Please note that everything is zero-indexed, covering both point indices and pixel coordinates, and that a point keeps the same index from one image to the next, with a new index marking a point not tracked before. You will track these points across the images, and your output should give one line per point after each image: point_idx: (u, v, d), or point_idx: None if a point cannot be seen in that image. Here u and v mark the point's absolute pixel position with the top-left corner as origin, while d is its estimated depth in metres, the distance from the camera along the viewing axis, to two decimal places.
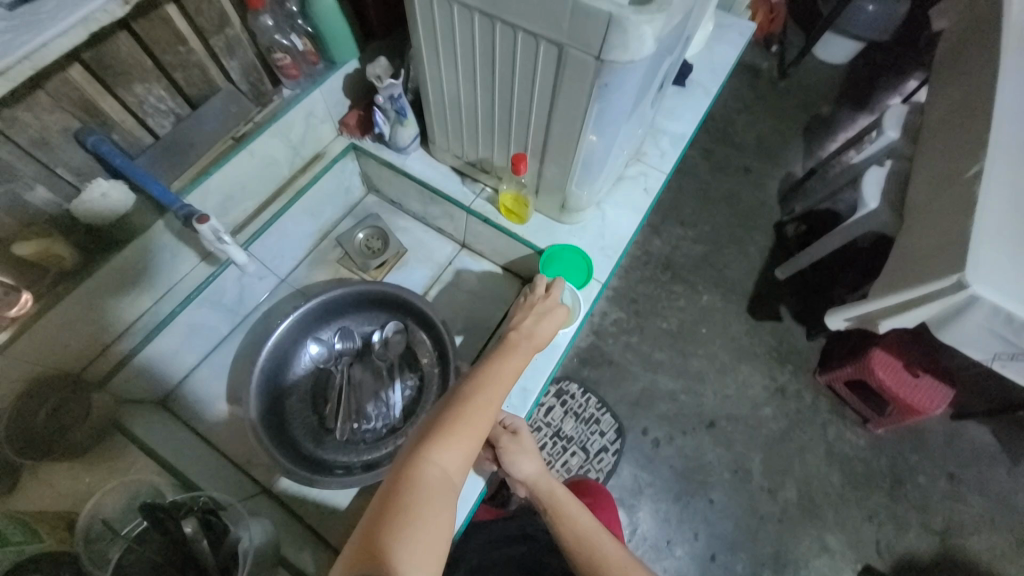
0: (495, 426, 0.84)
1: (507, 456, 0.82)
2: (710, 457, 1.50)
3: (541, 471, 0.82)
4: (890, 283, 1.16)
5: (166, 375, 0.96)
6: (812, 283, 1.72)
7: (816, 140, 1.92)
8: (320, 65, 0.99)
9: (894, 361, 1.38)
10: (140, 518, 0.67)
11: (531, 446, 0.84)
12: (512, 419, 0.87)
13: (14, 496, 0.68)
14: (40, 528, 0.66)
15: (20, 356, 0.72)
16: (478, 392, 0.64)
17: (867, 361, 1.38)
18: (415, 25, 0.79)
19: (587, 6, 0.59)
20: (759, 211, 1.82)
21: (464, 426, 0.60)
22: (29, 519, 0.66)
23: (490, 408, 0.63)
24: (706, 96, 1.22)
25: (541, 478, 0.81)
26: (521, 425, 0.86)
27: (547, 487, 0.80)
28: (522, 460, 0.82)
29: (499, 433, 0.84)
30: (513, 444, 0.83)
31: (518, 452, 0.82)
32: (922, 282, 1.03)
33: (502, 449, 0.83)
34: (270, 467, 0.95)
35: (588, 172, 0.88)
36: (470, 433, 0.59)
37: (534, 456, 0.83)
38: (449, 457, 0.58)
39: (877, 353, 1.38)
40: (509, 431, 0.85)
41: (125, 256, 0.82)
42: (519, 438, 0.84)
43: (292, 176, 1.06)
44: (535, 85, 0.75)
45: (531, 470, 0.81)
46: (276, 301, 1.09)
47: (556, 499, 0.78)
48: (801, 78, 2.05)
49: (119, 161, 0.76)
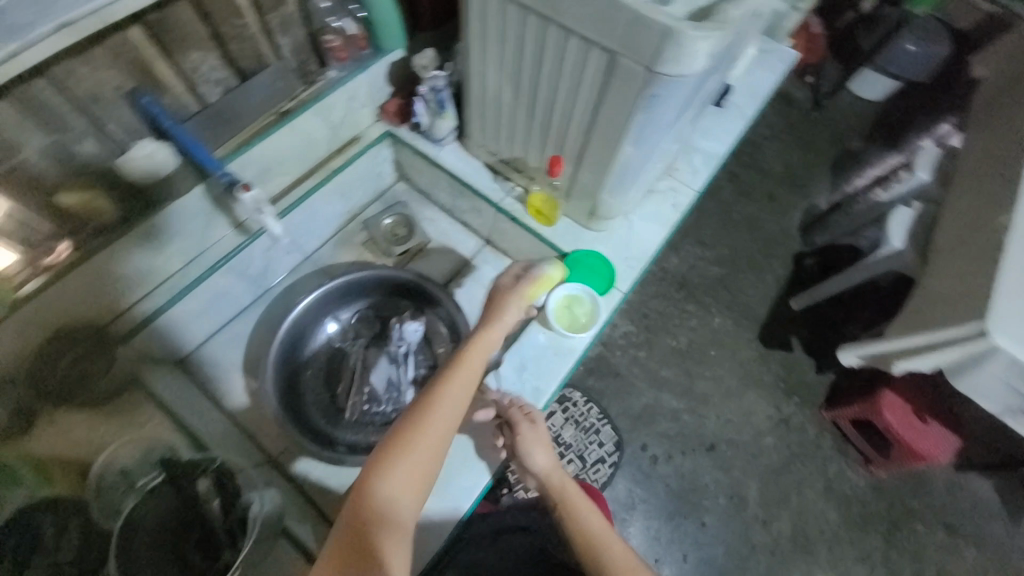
0: (514, 410, 0.84)
1: (524, 443, 0.81)
2: (706, 479, 1.49)
3: (554, 466, 0.81)
4: (910, 324, 1.15)
5: (187, 337, 0.98)
6: (827, 317, 1.70)
7: (843, 174, 1.91)
8: (367, 51, 1.00)
9: (904, 404, 1.36)
10: (156, 473, 0.73)
11: (547, 438, 0.83)
12: (530, 408, 0.86)
13: (32, 438, 0.73)
14: (53, 471, 0.71)
15: (48, 304, 0.75)
16: (424, 415, 0.62)
17: (878, 402, 1.37)
18: (469, 20, 0.80)
19: (644, 16, 0.60)
20: (780, 239, 1.81)
21: (417, 445, 0.59)
22: (44, 461, 0.72)
23: (446, 421, 0.62)
24: (743, 118, 1.22)
25: (554, 472, 0.80)
26: (539, 414, 0.85)
27: (558, 482, 0.79)
28: (537, 450, 0.81)
29: (517, 417, 0.83)
30: (531, 432, 0.82)
31: (535, 441, 0.81)
32: (944, 327, 1.01)
33: (519, 436, 0.82)
34: (278, 438, 0.96)
35: (622, 181, 0.89)
36: (425, 452, 0.59)
37: (548, 450, 0.82)
38: (394, 484, 0.57)
39: (888, 395, 1.37)
40: (526, 418, 0.84)
41: (161, 218, 0.83)
42: (536, 426, 0.83)
43: (328, 157, 1.07)
44: (582, 90, 0.76)
45: (546, 462, 0.81)
46: (298, 278, 1.12)
47: (566, 497, 0.77)
48: (835, 111, 2.03)
49: (169, 123, 0.76)
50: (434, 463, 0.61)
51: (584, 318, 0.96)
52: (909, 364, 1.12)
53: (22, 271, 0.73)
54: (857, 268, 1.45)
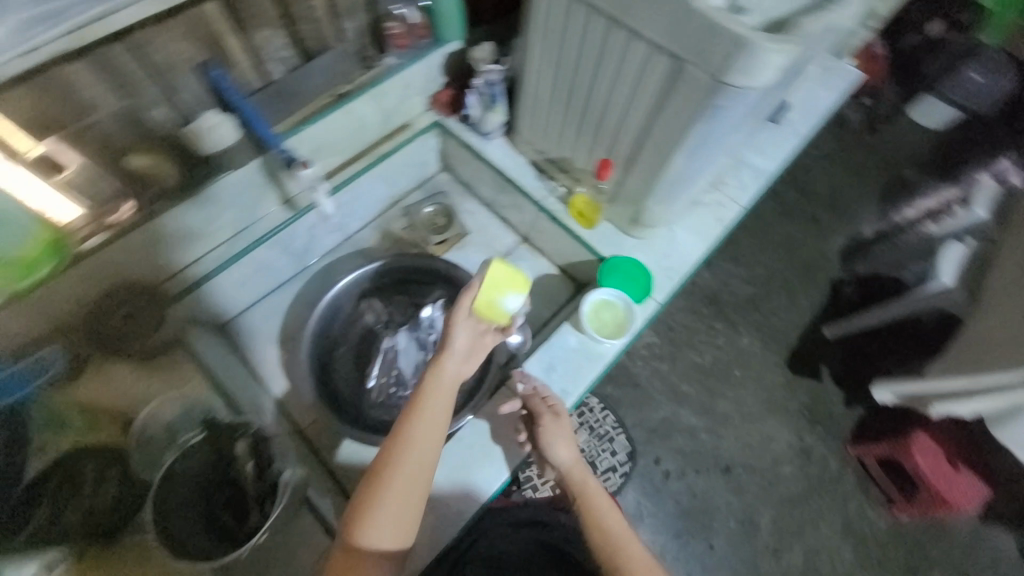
0: (539, 401, 0.85)
1: (546, 436, 0.82)
2: (718, 501, 1.46)
3: (576, 461, 0.82)
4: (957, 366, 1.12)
5: (231, 305, 1.02)
6: (863, 350, 1.61)
7: (892, 203, 1.83)
8: (427, 40, 1.00)
9: (938, 450, 1.30)
10: (197, 431, 0.76)
11: (571, 431, 0.84)
12: (555, 400, 0.86)
13: (80, 384, 0.77)
14: (100, 419, 0.76)
15: (108, 259, 0.78)
16: (382, 467, 0.63)
17: (908, 442, 1.34)
18: (533, 17, 0.80)
19: (715, 24, 0.59)
20: (819, 263, 1.74)
21: (382, 504, 0.61)
22: (91, 410, 0.76)
23: (407, 477, 0.62)
24: (798, 136, 1.18)
25: (575, 467, 0.82)
26: (563, 410, 0.85)
27: (579, 476, 0.81)
28: (560, 444, 0.82)
29: (542, 409, 0.84)
30: (554, 425, 0.83)
31: (558, 434, 0.82)
32: (991, 370, 1.00)
33: (542, 427, 0.82)
34: (308, 409, 0.99)
35: (670, 190, 0.87)
36: (393, 509, 0.61)
37: (572, 444, 0.83)
38: (373, 537, 0.61)
39: (920, 437, 1.32)
40: (550, 410, 0.84)
41: (220, 187, 0.85)
42: (561, 420, 0.83)
43: (377, 142, 1.08)
44: (641, 95, 0.75)
45: (568, 456, 0.82)
46: (336, 258, 1.14)
47: (587, 492, 0.79)
48: (891, 137, 1.95)
49: (235, 96, 0.78)
50: (406, 515, 0.62)
51: (614, 323, 0.94)
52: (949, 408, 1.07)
53: (85, 227, 0.76)
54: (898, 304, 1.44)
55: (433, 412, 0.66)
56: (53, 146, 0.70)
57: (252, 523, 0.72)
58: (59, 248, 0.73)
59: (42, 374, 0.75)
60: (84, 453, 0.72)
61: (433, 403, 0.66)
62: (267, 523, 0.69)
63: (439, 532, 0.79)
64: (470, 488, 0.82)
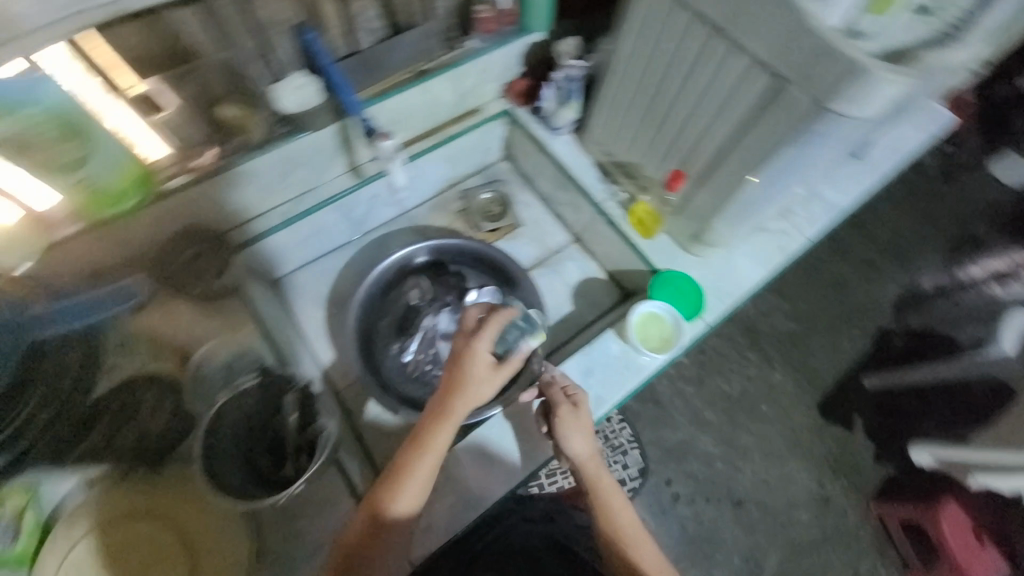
0: (557, 393, 0.82)
1: (563, 428, 0.79)
2: (725, 533, 1.42)
3: (592, 455, 0.80)
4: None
5: (285, 261, 1.05)
6: (902, 407, 1.52)
7: (957, 260, 1.70)
8: (511, 28, 1.00)
9: (963, 520, 1.33)
10: (253, 376, 0.77)
11: (589, 424, 0.80)
12: (576, 391, 0.83)
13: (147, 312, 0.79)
14: (164, 351, 0.79)
15: (188, 201, 0.82)
16: (413, 445, 0.69)
17: (938, 509, 1.34)
18: (631, 15, 0.78)
19: (833, 49, 0.56)
20: (869, 309, 1.63)
21: (409, 475, 0.67)
22: (157, 341, 0.79)
23: (430, 460, 0.68)
24: (878, 174, 1.12)
25: (590, 462, 0.80)
26: (583, 399, 0.82)
27: (594, 470, 0.79)
28: (576, 438, 0.79)
29: (559, 402, 0.81)
30: (571, 418, 0.80)
31: (574, 428, 0.79)
32: None
33: (559, 419, 0.80)
34: (346, 372, 1.02)
35: (741, 212, 0.85)
36: (415, 481, 0.67)
37: (589, 437, 0.80)
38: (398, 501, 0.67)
39: (950, 505, 1.34)
40: (570, 401, 0.81)
41: (297, 147, 0.87)
42: (579, 413, 0.80)
43: (446, 123, 1.08)
44: (731, 110, 0.72)
45: (583, 450, 0.79)
46: (390, 231, 1.16)
47: (600, 488, 0.79)
48: (966, 187, 1.82)
49: (326, 62, 0.80)
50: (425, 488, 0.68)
51: (659, 339, 0.93)
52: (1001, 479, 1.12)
53: (173, 166, 0.80)
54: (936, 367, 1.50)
55: (456, 414, 0.69)
56: (155, 86, 0.73)
57: (287, 474, 0.74)
58: (145, 182, 0.77)
59: (121, 300, 0.77)
60: (143, 380, 0.76)
61: (455, 423, 0.69)
62: (304, 478, 0.70)
63: (459, 516, 0.79)
64: (497, 477, 0.81)
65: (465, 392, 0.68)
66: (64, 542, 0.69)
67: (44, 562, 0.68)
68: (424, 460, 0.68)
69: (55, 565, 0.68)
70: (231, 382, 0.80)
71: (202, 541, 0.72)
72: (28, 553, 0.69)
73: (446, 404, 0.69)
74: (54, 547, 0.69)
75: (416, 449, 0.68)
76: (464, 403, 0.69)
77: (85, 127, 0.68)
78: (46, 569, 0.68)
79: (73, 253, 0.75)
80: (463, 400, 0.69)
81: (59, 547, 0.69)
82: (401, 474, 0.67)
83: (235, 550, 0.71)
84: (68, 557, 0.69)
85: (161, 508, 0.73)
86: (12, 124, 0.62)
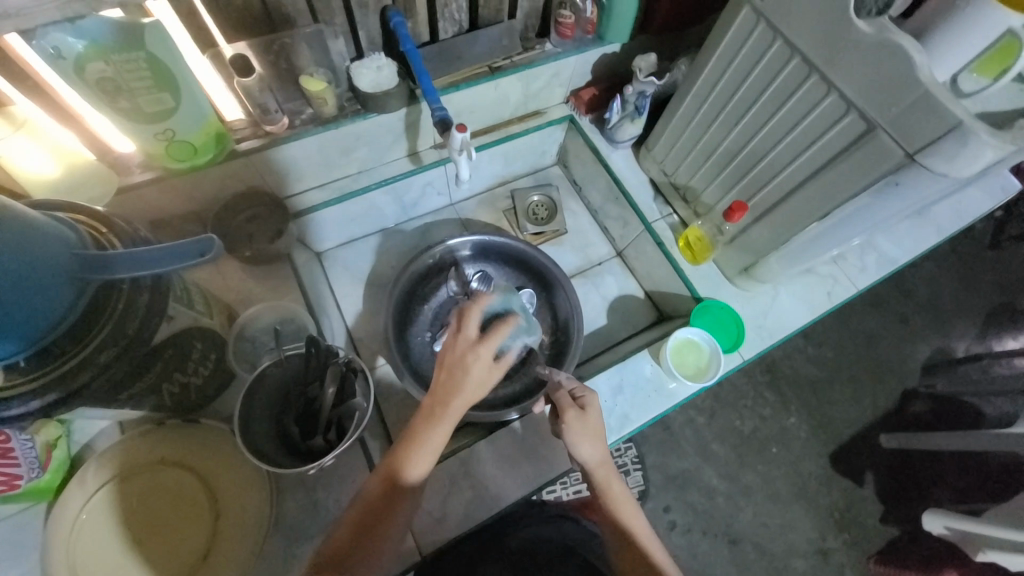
0: (562, 396, 0.72)
1: (571, 436, 0.69)
2: (718, 571, 1.37)
3: (603, 462, 0.70)
4: (1008, 516, 1.07)
5: (333, 236, 1.07)
6: (917, 471, 1.48)
7: (996, 330, 1.64)
8: (590, 37, 0.99)
9: None
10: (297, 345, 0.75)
11: (599, 427, 0.70)
12: (584, 393, 0.73)
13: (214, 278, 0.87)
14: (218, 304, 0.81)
15: (255, 163, 0.84)
16: (417, 427, 0.64)
17: None
18: (718, 41, 0.77)
19: (938, 102, 0.55)
20: (896, 366, 1.59)
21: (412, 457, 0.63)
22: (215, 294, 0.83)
23: (431, 445, 0.63)
24: (937, 234, 1.09)
25: (601, 468, 0.70)
26: (592, 400, 0.72)
27: (604, 477, 0.70)
28: (584, 444, 0.69)
29: (565, 406, 0.70)
30: (578, 422, 0.69)
31: (582, 434, 0.69)
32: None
33: (565, 425, 0.69)
34: (376, 352, 1.02)
35: (801, 250, 0.83)
36: (417, 463, 0.63)
37: (598, 441, 0.70)
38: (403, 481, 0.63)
39: None
40: (576, 405, 0.71)
41: (363, 125, 0.89)
42: (587, 416, 0.70)
43: (509, 121, 1.08)
44: (811, 148, 0.71)
45: (593, 456, 0.69)
46: (437, 220, 1.17)
47: (612, 495, 0.70)
48: (1014, 259, 1.77)
49: (408, 46, 0.80)
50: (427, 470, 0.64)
51: (694, 368, 0.92)
52: (1001, 556, 0.99)
53: (245, 129, 0.83)
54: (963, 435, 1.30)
55: (457, 402, 0.63)
56: (241, 50, 0.75)
57: (316, 445, 0.71)
58: (220, 141, 0.78)
59: (184, 261, 0.53)
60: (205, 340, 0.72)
61: (450, 424, 0.64)
62: (333, 453, 0.67)
63: (473, 513, 0.78)
64: (515, 480, 0.81)
65: (463, 394, 0.63)
66: (91, 482, 0.68)
67: (69, 499, 0.66)
68: (420, 459, 0.63)
69: (79, 506, 0.66)
70: (274, 346, 0.82)
71: (226, 495, 0.71)
72: (50, 488, 0.69)
73: (443, 407, 0.63)
74: (79, 487, 0.67)
75: (411, 448, 0.63)
76: (461, 406, 0.64)
77: (174, 75, 0.66)
78: (70, 507, 0.66)
79: (141, 198, 0.79)
80: (461, 402, 0.64)
81: (85, 488, 0.68)
82: (402, 459, 0.63)
83: (257, 507, 0.70)
84: (93, 498, 0.67)
85: (191, 466, 0.71)
86: (108, 67, 0.61)
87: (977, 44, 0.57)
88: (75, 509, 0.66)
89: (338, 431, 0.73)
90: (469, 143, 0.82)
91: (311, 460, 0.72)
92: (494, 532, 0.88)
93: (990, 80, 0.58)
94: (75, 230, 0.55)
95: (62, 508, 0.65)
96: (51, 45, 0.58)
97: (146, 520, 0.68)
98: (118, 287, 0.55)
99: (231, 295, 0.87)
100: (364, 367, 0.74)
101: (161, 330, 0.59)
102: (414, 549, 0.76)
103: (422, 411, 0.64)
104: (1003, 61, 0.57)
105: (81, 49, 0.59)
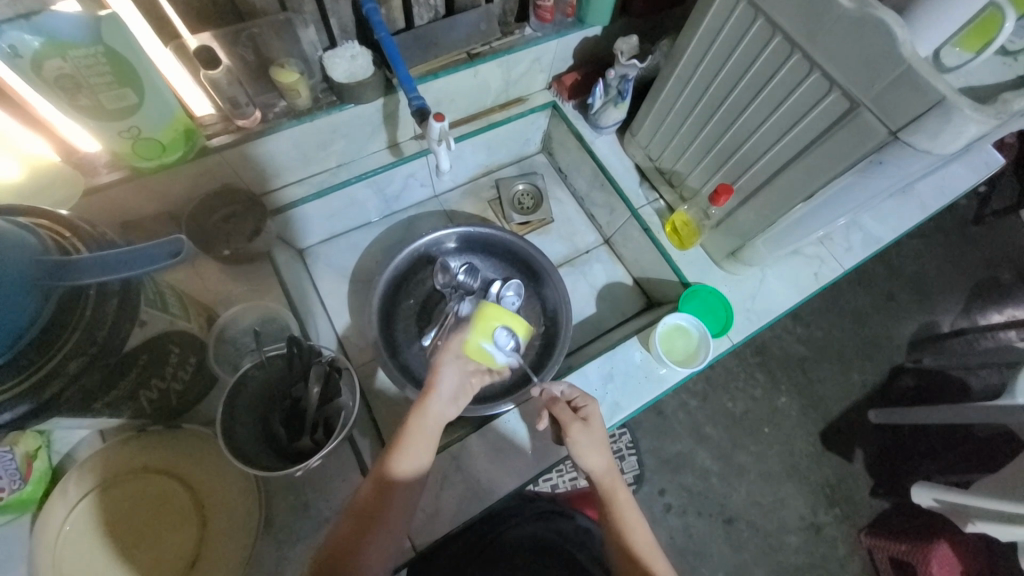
0: (564, 409, 0.72)
1: (576, 448, 0.70)
2: (713, 549, 1.39)
3: (608, 468, 0.72)
4: (994, 486, 1.08)
5: (314, 232, 1.05)
6: (904, 445, 1.50)
7: (979, 304, 1.66)
8: (570, 20, 0.97)
9: (954, 564, 1.17)
10: (280, 347, 0.73)
11: (603, 436, 0.73)
12: (585, 403, 0.74)
13: (193, 280, 0.85)
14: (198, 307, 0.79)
15: (228, 159, 0.82)
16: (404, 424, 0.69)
17: (927, 551, 1.19)
18: (699, 22, 0.76)
19: (921, 79, 0.54)
20: (884, 344, 1.60)
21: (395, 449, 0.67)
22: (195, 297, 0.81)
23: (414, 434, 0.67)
24: (921, 210, 1.10)
25: (607, 475, 0.72)
26: (594, 413, 0.73)
27: (610, 485, 0.72)
28: (590, 455, 0.71)
29: (568, 420, 0.71)
30: (583, 434, 0.71)
31: (587, 443, 0.71)
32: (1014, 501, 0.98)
33: (569, 438, 0.70)
34: (364, 349, 1.01)
35: (787, 233, 0.83)
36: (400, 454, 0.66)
37: (603, 450, 0.72)
38: (390, 482, 0.64)
39: (942, 548, 1.18)
40: (579, 417, 0.72)
41: (341, 117, 0.86)
42: (590, 426, 0.71)
43: (490, 109, 1.06)
44: (794, 128, 0.70)
45: (599, 464, 0.71)
46: (422, 212, 1.16)
47: (617, 503, 0.71)
48: (997, 234, 1.78)
49: (382, 34, 0.78)
50: (411, 459, 0.66)
51: (684, 353, 0.92)
52: (993, 527, 1.00)
53: (216, 124, 0.81)
54: (951, 407, 1.29)
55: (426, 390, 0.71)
56: (207, 41, 0.72)
57: (304, 446, 0.70)
58: (190, 137, 0.76)
59: (161, 260, 0.51)
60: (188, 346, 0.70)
61: (434, 417, 0.69)
62: (321, 454, 0.65)
63: (466, 506, 0.78)
64: (507, 473, 0.81)
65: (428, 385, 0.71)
66: (74, 491, 0.66)
67: (50, 512, 0.64)
68: (410, 458, 0.66)
69: (62, 517, 0.65)
70: (256, 347, 0.81)
71: (215, 499, 0.70)
72: (33, 498, 0.67)
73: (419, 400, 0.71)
74: (61, 498, 0.66)
75: (396, 451, 0.66)
76: (437, 397, 0.70)
77: (136, 68, 0.63)
78: (53, 519, 0.64)
79: (110, 198, 0.77)
80: (434, 394, 0.70)
81: (67, 499, 0.66)
82: (392, 458, 0.66)
83: (245, 507, 0.70)
84: (76, 508, 0.66)
85: (177, 471, 0.70)
86: (65, 64, 0.59)
87: (960, 17, 0.56)
88: (58, 521, 0.64)
89: (326, 430, 0.72)
90: (448, 132, 0.80)
91: (299, 461, 0.71)
92: (487, 529, 0.89)
93: (973, 54, 0.59)
94: (35, 234, 0.52)
95: (45, 521, 0.64)
96: (6, 44, 0.55)
97: (132, 527, 0.66)
98: (85, 293, 0.53)
99: (211, 297, 0.85)
100: (349, 366, 0.73)
101: (133, 337, 0.57)
102: (408, 546, 0.75)
103: (405, 422, 0.68)
104: (985, 34, 0.58)
105: (38, 46, 0.56)
